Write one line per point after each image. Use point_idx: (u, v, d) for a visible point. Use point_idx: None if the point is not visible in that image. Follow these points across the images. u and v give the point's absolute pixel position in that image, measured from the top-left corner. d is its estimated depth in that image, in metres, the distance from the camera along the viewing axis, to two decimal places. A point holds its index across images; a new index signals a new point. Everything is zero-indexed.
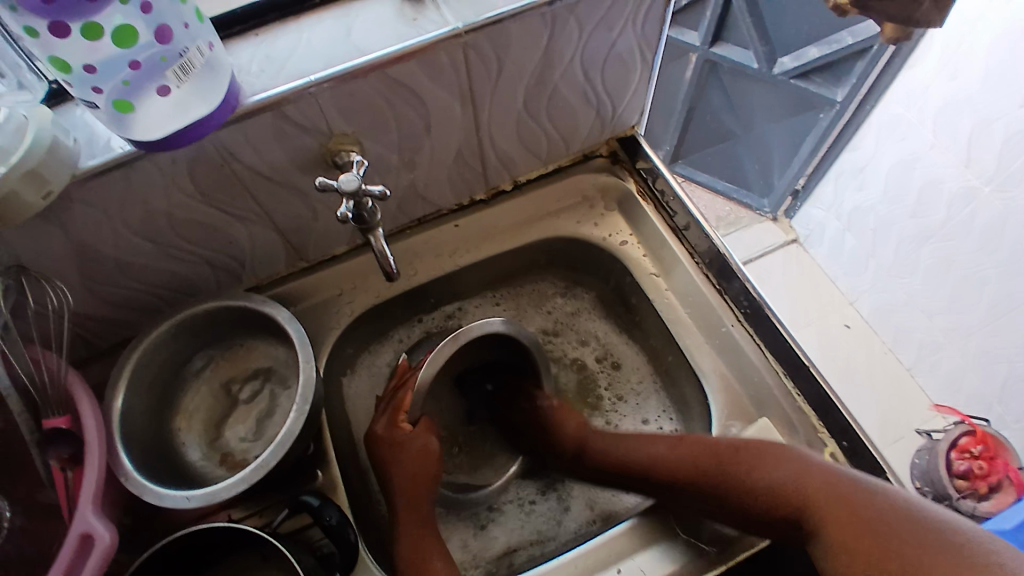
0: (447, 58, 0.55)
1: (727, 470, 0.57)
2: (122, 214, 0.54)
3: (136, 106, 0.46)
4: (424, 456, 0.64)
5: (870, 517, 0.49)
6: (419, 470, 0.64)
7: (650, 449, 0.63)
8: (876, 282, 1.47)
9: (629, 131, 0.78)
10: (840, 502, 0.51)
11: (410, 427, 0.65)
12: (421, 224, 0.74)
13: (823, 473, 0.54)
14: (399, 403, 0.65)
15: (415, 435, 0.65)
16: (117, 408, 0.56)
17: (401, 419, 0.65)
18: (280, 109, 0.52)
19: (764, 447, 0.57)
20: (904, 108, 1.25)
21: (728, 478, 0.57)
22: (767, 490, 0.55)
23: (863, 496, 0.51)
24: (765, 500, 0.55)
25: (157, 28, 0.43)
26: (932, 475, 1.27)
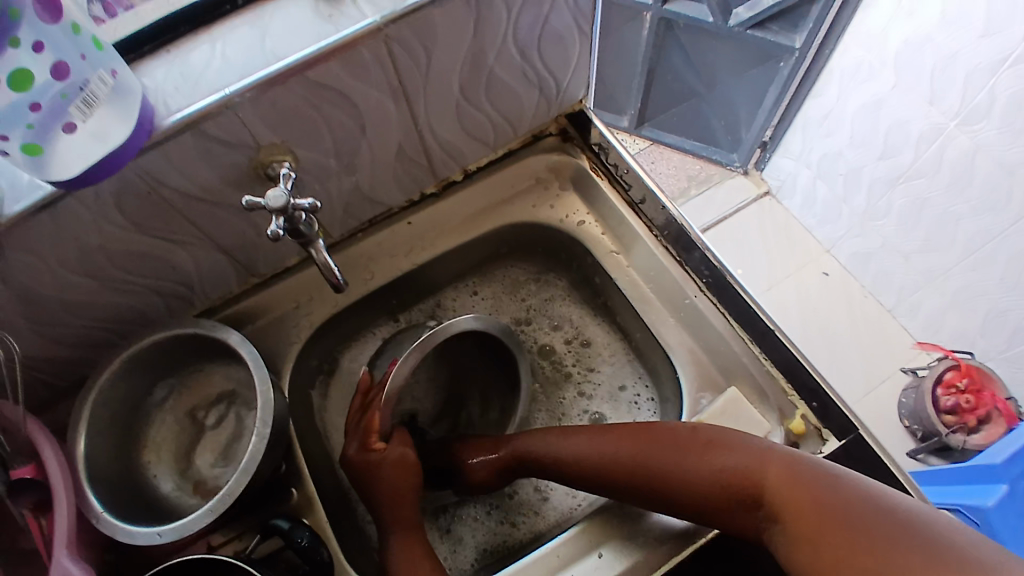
0: (371, 55, 0.52)
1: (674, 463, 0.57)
2: (55, 256, 0.52)
3: (46, 148, 0.43)
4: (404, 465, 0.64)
5: (822, 500, 0.48)
6: (400, 480, 0.64)
7: (592, 440, 0.63)
8: (850, 228, 1.46)
9: (576, 106, 0.76)
10: (792, 487, 0.50)
11: (384, 443, 0.65)
12: (373, 226, 0.72)
13: (769, 455, 0.53)
14: (369, 423, 0.65)
15: (389, 449, 0.65)
16: (82, 451, 0.55)
17: (373, 438, 0.65)
18: (200, 128, 0.49)
19: (713, 434, 0.57)
20: (865, 49, 1.23)
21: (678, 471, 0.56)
22: (714, 477, 0.55)
23: (815, 481, 0.49)
24: (714, 488, 0.54)
25: (54, 65, 0.41)
26: (920, 413, 1.29)
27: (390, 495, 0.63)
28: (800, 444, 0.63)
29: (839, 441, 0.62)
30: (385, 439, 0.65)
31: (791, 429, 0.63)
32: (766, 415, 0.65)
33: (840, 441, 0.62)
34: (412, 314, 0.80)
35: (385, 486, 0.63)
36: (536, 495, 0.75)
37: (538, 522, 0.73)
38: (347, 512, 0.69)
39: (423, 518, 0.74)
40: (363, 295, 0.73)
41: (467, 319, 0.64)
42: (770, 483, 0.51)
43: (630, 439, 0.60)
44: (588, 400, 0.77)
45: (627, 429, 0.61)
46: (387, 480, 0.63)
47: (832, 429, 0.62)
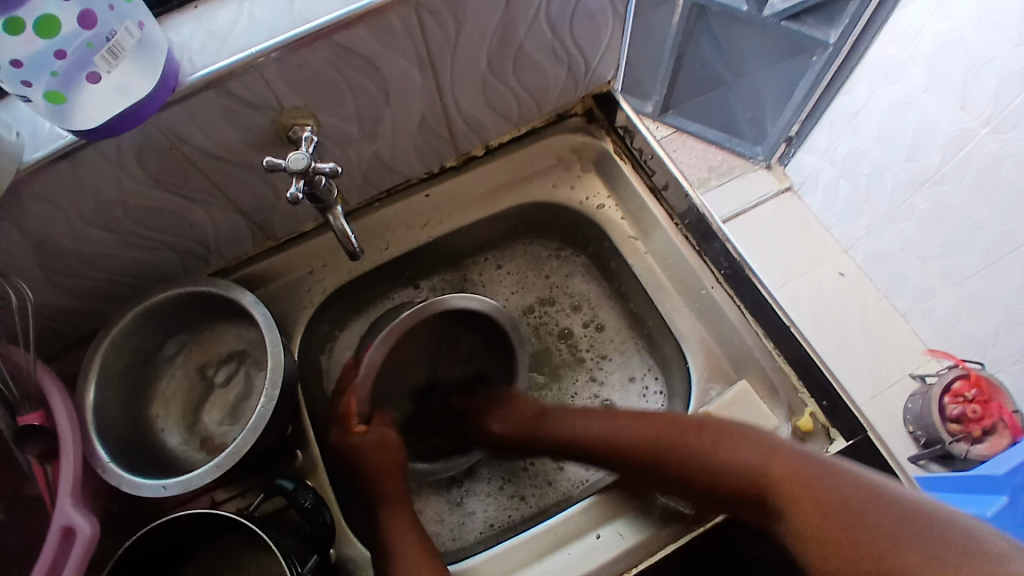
0: (400, 22, 0.51)
1: (691, 450, 0.58)
2: (75, 206, 0.52)
3: (70, 97, 0.43)
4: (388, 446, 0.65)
5: (838, 500, 0.49)
6: (384, 458, 0.64)
7: (618, 422, 0.64)
8: (870, 229, 1.44)
9: (605, 88, 0.74)
10: (805, 481, 0.52)
11: (364, 426, 0.66)
12: (390, 196, 0.72)
13: (780, 451, 0.55)
14: (348, 407, 0.66)
15: (370, 430, 0.66)
16: (90, 401, 0.56)
17: (354, 421, 0.66)
18: (224, 86, 0.49)
19: (731, 428, 0.58)
20: (898, 47, 1.20)
21: (695, 457, 0.58)
22: (732, 470, 0.56)
23: (830, 477, 0.51)
24: (731, 479, 0.56)
25: (81, 14, 0.41)
26: (925, 419, 1.27)
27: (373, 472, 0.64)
28: (807, 440, 0.63)
29: (846, 441, 0.62)
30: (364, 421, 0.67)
31: (799, 426, 0.63)
32: (775, 409, 0.64)
33: (848, 441, 0.61)
34: (436, 285, 0.80)
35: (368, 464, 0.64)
36: (546, 469, 0.75)
37: (543, 499, 0.74)
38: None
39: (435, 489, 0.74)
40: (376, 266, 0.73)
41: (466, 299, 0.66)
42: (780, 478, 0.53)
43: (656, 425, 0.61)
44: (599, 386, 0.77)
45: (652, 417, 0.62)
46: (374, 457, 0.64)
47: (841, 429, 0.62)
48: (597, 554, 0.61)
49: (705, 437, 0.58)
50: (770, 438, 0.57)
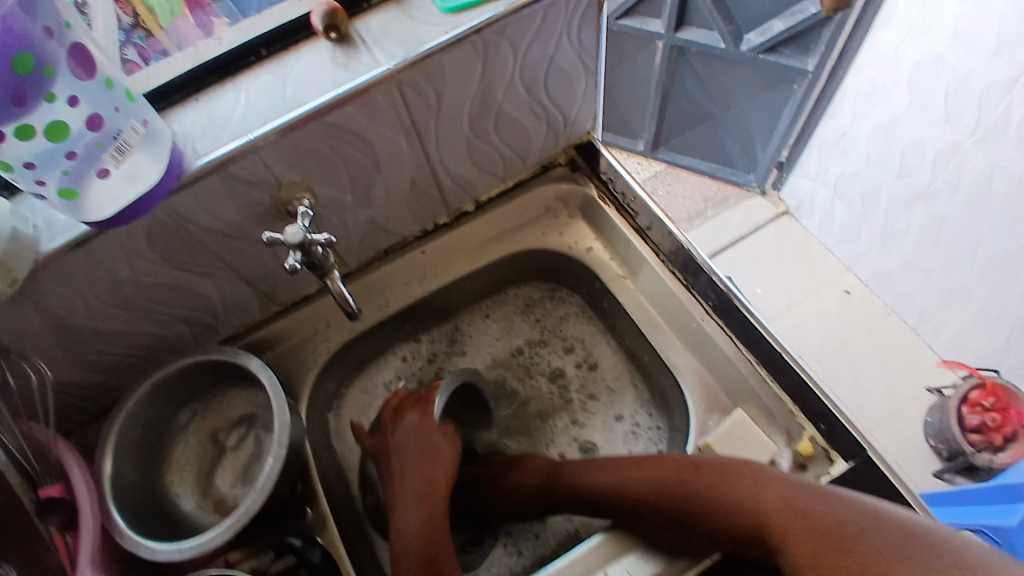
0: (384, 98, 0.56)
1: (700, 494, 0.56)
2: (90, 288, 0.56)
3: (81, 191, 0.47)
4: (442, 463, 0.65)
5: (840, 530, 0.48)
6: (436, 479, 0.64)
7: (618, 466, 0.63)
8: (870, 247, 1.45)
9: (586, 137, 0.78)
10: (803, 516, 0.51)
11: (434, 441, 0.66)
12: (389, 254, 0.75)
13: (776, 487, 0.54)
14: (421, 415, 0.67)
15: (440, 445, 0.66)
16: (109, 471, 0.58)
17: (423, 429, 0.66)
18: (225, 170, 0.53)
19: (726, 466, 0.57)
20: (878, 72, 1.24)
21: (700, 496, 0.56)
22: (731, 512, 0.54)
23: (830, 507, 0.50)
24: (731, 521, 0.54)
25: (88, 117, 0.45)
26: (946, 432, 1.27)
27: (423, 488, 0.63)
28: (808, 465, 0.63)
29: (848, 463, 0.62)
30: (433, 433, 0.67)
31: (799, 451, 0.63)
32: (774, 438, 0.65)
33: (848, 462, 0.62)
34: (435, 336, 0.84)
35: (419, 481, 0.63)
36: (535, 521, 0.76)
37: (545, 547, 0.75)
38: (363, 534, 0.71)
39: None
40: (379, 322, 0.76)
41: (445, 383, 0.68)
42: (781, 516, 0.51)
43: (654, 467, 0.61)
44: (580, 428, 0.79)
45: (651, 459, 0.62)
46: (416, 468, 0.64)
47: (840, 451, 0.62)
48: None
49: (702, 477, 0.57)
50: (771, 473, 0.55)
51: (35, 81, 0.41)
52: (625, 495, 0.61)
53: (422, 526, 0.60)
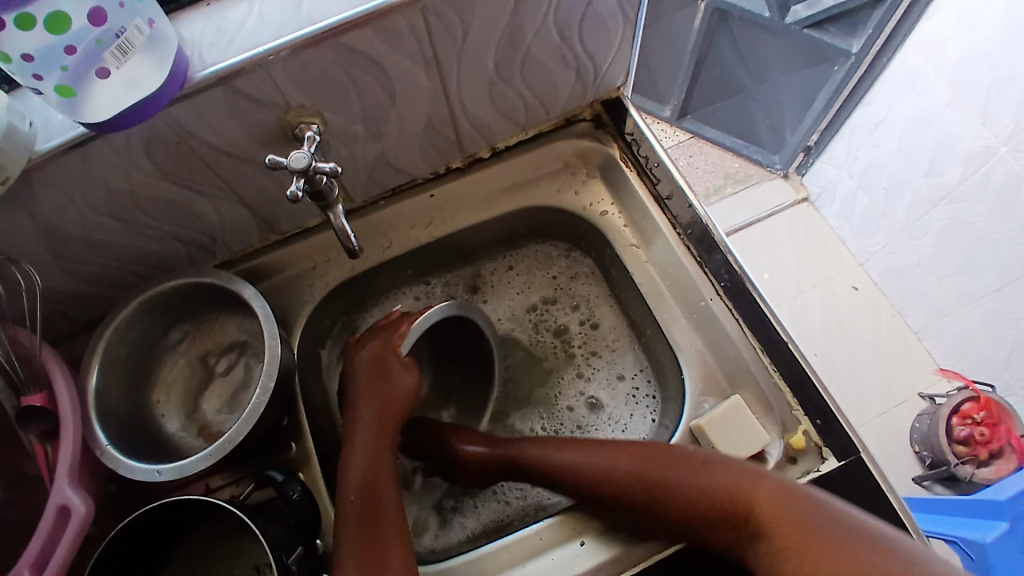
0: (406, 24, 0.52)
1: (678, 479, 0.58)
2: (84, 196, 0.54)
3: (80, 91, 0.44)
4: (399, 393, 0.66)
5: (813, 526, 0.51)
6: (386, 411, 0.65)
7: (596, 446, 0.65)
8: (887, 243, 1.41)
9: (614, 94, 0.74)
10: (782, 508, 0.53)
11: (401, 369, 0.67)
12: (396, 194, 0.73)
13: (755, 482, 0.55)
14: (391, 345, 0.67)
15: (404, 374, 0.67)
16: (93, 386, 0.57)
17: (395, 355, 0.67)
18: (231, 84, 0.50)
19: (704, 458, 0.59)
20: (922, 59, 1.18)
21: (669, 484, 0.58)
22: (706, 495, 0.56)
23: (806, 508, 0.52)
24: (704, 505, 0.56)
25: (92, 10, 0.42)
26: (931, 439, 1.27)
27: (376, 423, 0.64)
28: (798, 459, 0.62)
29: (838, 460, 0.60)
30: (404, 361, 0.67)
31: (791, 444, 0.62)
32: (767, 427, 0.64)
33: (839, 462, 0.60)
34: (447, 284, 0.82)
35: (374, 409, 0.65)
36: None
37: (532, 501, 0.75)
38: None
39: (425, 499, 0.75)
40: (378, 263, 0.74)
41: (438, 311, 0.66)
42: (762, 504, 0.54)
43: (631, 450, 0.62)
44: (585, 382, 0.78)
45: (630, 442, 0.63)
46: (369, 407, 0.65)
47: (833, 448, 0.61)
48: (580, 563, 0.61)
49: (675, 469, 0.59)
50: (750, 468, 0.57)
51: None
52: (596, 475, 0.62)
53: (369, 473, 0.60)
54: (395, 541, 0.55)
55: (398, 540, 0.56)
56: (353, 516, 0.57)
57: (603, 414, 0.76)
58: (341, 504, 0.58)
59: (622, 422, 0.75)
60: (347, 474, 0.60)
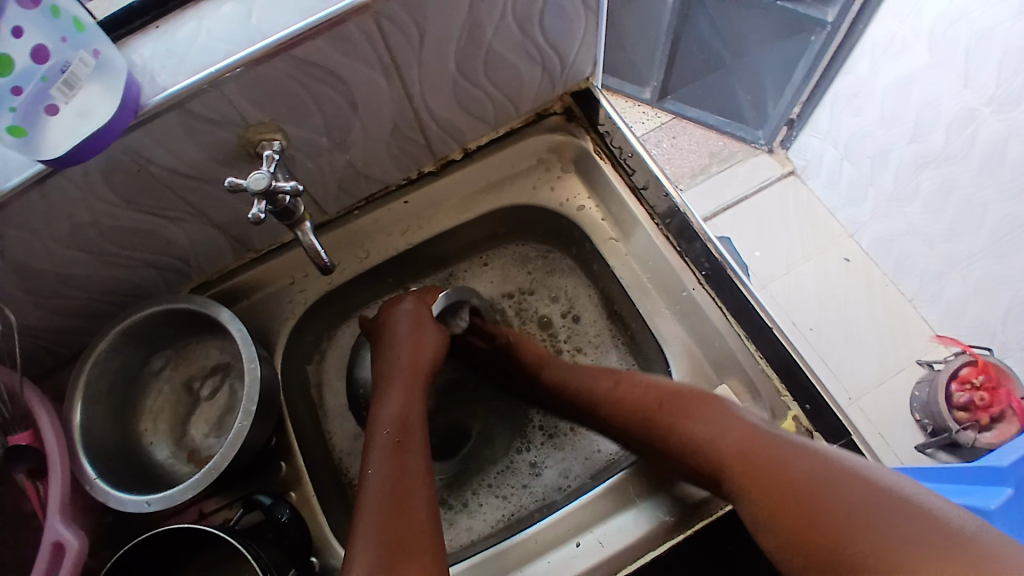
0: (360, 31, 0.50)
1: (665, 426, 0.57)
2: (49, 230, 0.52)
3: (31, 131, 0.43)
4: (431, 342, 0.66)
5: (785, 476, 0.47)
6: (418, 355, 0.65)
7: (608, 385, 0.64)
8: (875, 212, 1.40)
9: (584, 84, 0.73)
10: (758, 455, 0.50)
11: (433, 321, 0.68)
12: (370, 203, 0.72)
13: (741, 428, 0.52)
14: (418, 302, 0.69)
15: (435, 328, 0.68)
16: (77, 418, 0.56)
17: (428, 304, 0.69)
18: (185, 107, 0.49)
19: (692, 403, 0.57)
20: (901, 23, 1.17)
21: (664, 434, 0.57)
22: (691, 446, 0.54)
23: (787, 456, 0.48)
24: (691, 454, 0.55)
25: (33, 50, 0.41)
26: (931, 406, 1.27)
27: (410, 366, 0.64)
28: None
29: (829, 444, 0.60)
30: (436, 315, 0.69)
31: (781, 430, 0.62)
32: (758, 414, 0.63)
33: (830, 445, 0.60)
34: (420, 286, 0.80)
35: (408, 351, 0.65)
36: (528, 470, 0.76)
37: (530, 500, 0.74)
38: (338, 488, 0.70)
39: None
40: (356, 274, 0.73)
41: (444, 296, 0.70)
42: (734, 452, 0.51)
43: (642, 390, 0.61)
44: None
45: (641, 382, 0.62)
46: (407, 352, 0.65)
47: (824, 431, 0.61)
48: (577, 562, 0.60)
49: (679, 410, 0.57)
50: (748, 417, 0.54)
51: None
52: (619, 412, 0.62)
53: (402, 413, 0.59)
54: (416, 471, 0.54)
55: (418, 476, 0.54)
56: (382, 446, 0.56)
57: None
58: (372, 438, 0.58)
59: None
60: (383, 410, 0.60)
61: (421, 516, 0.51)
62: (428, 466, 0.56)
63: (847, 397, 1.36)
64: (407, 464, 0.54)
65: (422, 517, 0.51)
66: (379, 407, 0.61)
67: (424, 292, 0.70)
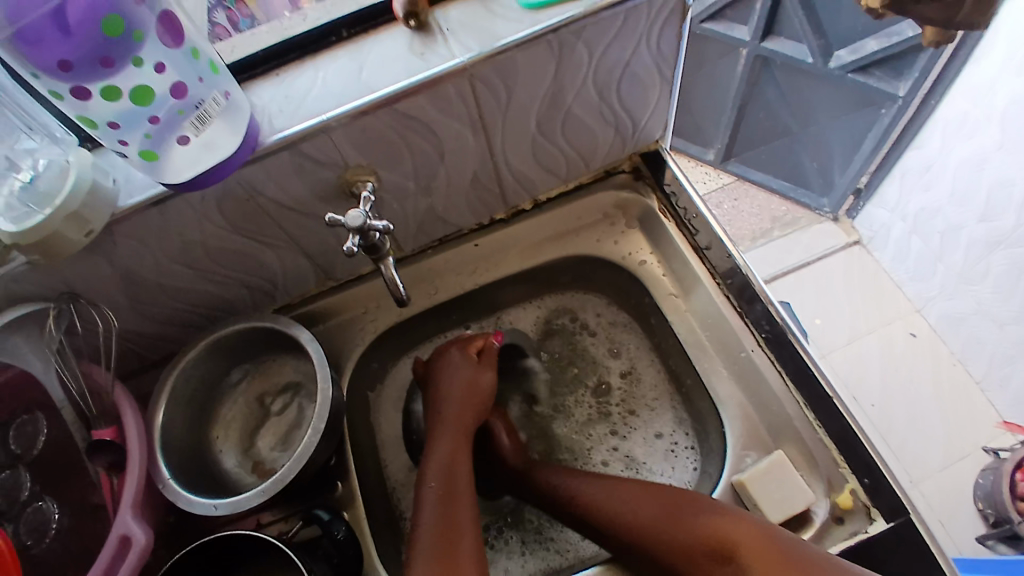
0: (455, 90, 0.56)
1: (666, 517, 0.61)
2: (161, 245, 0.59)
3: (160, 154, 0.50)
4: (481, 388, 0.69)
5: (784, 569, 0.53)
6: (467, 399, 0.68)
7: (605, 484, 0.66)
8: (945, 288, 1.35)
9: (653, 146, 0.76)
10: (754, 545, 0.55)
11: (478, 357, 0.71)
12: (443, 244, 0.77)
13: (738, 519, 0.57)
14: (468, 343, 0.72)
15: (480, 369, 0.70)
16: (159, 420, 0.62)
17: (472, 347, 0.71)
18: (297, 148, 0.55)
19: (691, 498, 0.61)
20: (973, 103, 1.15)
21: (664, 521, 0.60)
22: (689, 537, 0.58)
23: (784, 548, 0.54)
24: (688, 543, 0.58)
25: (173, 84, 0.47)
26: (995, 496, 1.19)
27: (456, 410, 0.68)
28: (846, 519, 0.61)
29: (888, 523, 0.59)
30: (480, 354, 0.72)
31: (838, 503, 0.61)
32: (813, 484, 0.63)
33: (889, 523, 0.59)
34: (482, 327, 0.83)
35: (455, 400, 0.68)
36: None
37: (587, 549, 0.73)
38: (385, 513, 0.73)
39: None
40: (424, 309, 0.78)
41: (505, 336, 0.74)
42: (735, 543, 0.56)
43: (641, 489, 0.64)
44: (620, 439, 0.77)
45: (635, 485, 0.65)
46: (455, 401, 0.68)
47: (881, 507, 0.60)
48: None
49: (680, 513, 0.60)
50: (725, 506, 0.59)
51: (123, 45, 0.44)
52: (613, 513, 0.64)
53: (449, 464, 0.63)
54: (466, 526, 0.58)
55: (469, 534, 0.58)
56: (430, 497, 0.60)
57: (641, 469, 0.75)
58: (420, 488, 0.61)
59: (666, 480, 0.73)
60: (429, 460, 0.63)
61: (467, 569, 0.55)
62: (476, 520, 0.60)
63: (908, 480, 1.30)
64: (458, 521, 0.58)
65: (470, 574, 0.55)
66: (427, 456, 0.64)
67: (473, 337, 0.73)
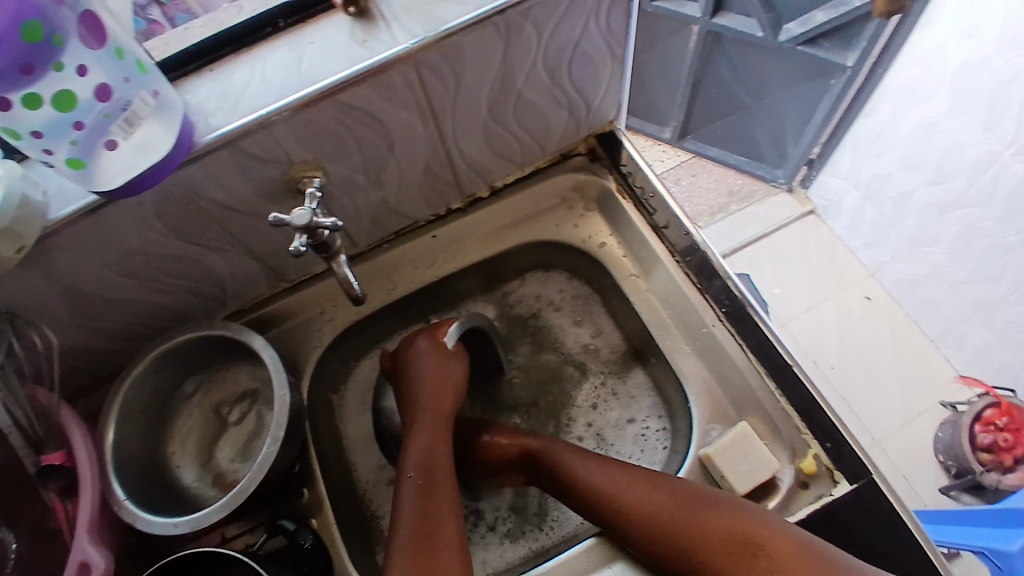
0: (400, 78, 0.54)
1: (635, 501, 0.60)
2: (98, 256, 0.56)
3: (89, 161, 0.46)
4: (451, 375, 0.68)
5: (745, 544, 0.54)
6: (441, 388, 0.67)
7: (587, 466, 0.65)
8: (898, 253, 1.40)
9: (608, 126, 0.75)
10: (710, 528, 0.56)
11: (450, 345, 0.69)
12: (399, 236, 0.75)
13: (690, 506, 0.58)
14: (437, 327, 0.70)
15: (449, 356, 0.69)
16: (110, 441, 0.58)
17: (440, 335, 0.69)
18: (236, 146, 0.52)
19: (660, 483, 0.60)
20: (922, 69, 1.17)
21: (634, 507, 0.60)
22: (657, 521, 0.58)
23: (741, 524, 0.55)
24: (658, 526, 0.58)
25: (97, 87, 0.43)
26: (956, 449, 1.26)
27: (430, 398, 0.66)
28: (810, 483, 0.63)
29: (850, 484, 0.61)
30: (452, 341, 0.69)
31: (802, 468, 0.63)
32: (776, 452, 0.65)
33: (851, 484, 0.61)
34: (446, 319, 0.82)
35: (427, 387, 0.67)
36: None
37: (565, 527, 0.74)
38: (357, 516, 0.71)
39: None
40: (385, 304, 0.76)
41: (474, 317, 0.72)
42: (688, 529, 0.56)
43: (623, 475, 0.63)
44: (597, 415, 0.77)
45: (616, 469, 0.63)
46: (427, 390, 0.67)
47: (845, 471, 0.61)
48: None
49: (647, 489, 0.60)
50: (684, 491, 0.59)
51: (44, 50, 0.40)
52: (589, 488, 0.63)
53: (427, 455, 0.62)
54: (446, 516, 0.57)
55: (451, 523, 0.56)
56: (409, 488, 0.59)
57: (611, 449, 0.75)
58: (399, 479, 0.60)
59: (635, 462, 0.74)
60: (409, 453, 0.62)
61: (452, 555, 0.54)
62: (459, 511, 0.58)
63: (869, 439, 1.35)
64: (438, 511, 0.57)
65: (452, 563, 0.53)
66: (406, 448, 0.63)
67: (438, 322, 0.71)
